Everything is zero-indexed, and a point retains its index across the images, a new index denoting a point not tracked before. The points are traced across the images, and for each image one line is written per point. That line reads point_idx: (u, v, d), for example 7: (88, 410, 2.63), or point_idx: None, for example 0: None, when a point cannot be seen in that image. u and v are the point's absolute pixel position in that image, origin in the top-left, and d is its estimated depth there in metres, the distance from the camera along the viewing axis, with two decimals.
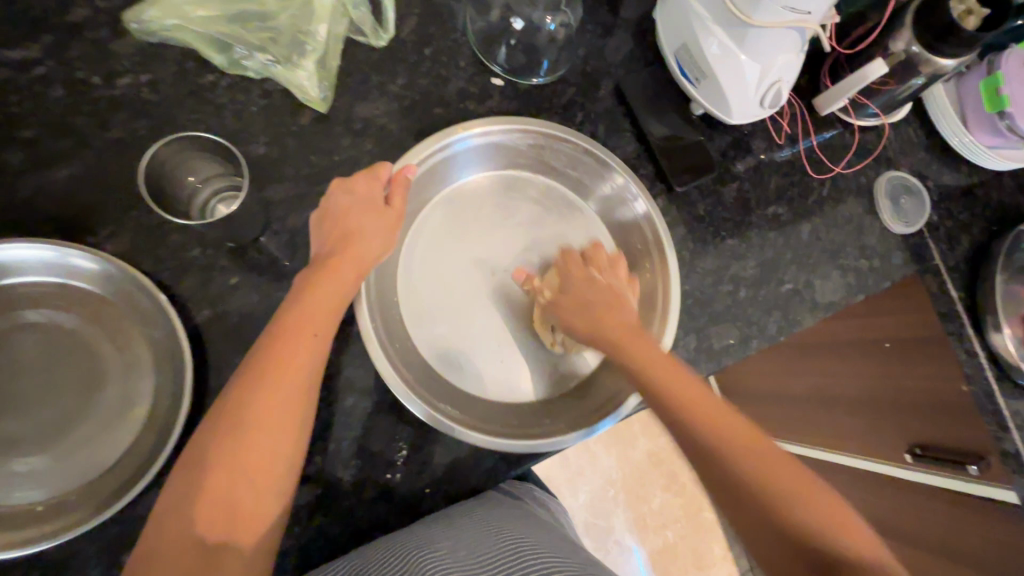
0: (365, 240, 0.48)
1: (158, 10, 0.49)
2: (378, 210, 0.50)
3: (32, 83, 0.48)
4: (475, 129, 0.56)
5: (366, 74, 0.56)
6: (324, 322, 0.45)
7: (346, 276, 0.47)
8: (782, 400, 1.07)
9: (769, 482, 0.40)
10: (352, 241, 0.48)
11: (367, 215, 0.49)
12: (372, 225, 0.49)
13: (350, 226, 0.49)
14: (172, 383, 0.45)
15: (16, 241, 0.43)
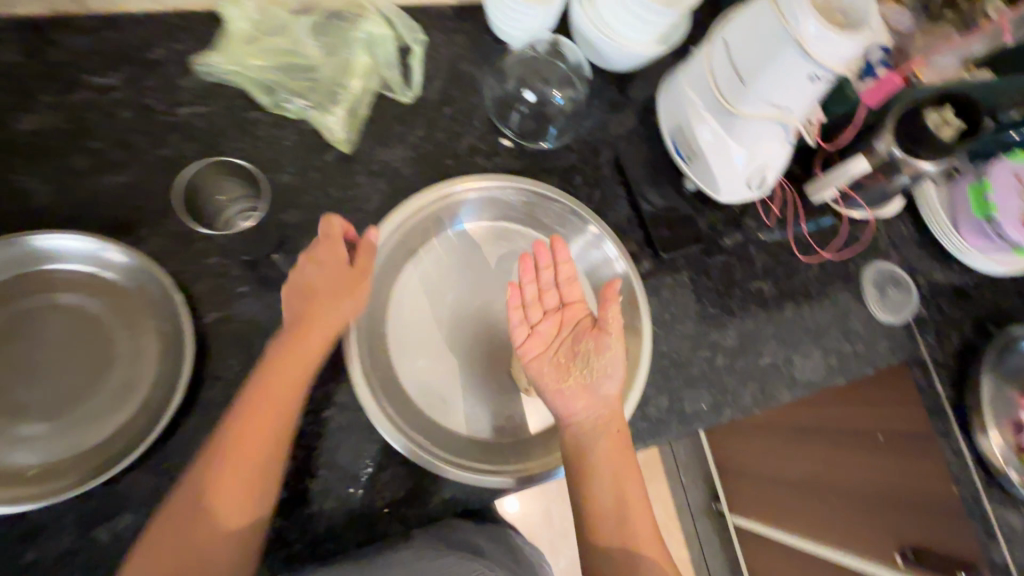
0: (338, 302, 0.52)
1: (220, 57, 0.58)
2: (348, 273, 0.53)
3: (107, 105, 0.57)
4: (472, 183, 0.63)
5: (390, 123, 0.63)
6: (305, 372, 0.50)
7: (322, 334, 0.51)
8: (774, 481, 1.07)
9: (609, 503, 0.51)
10: (319, 305, 0.52)
11: (341, 280, 0.53)
12: (345, 289, 0.53)
13: (322, 293, 0.52)
14: (171, 373, 0.50)
15: (65, 232, 0.50)
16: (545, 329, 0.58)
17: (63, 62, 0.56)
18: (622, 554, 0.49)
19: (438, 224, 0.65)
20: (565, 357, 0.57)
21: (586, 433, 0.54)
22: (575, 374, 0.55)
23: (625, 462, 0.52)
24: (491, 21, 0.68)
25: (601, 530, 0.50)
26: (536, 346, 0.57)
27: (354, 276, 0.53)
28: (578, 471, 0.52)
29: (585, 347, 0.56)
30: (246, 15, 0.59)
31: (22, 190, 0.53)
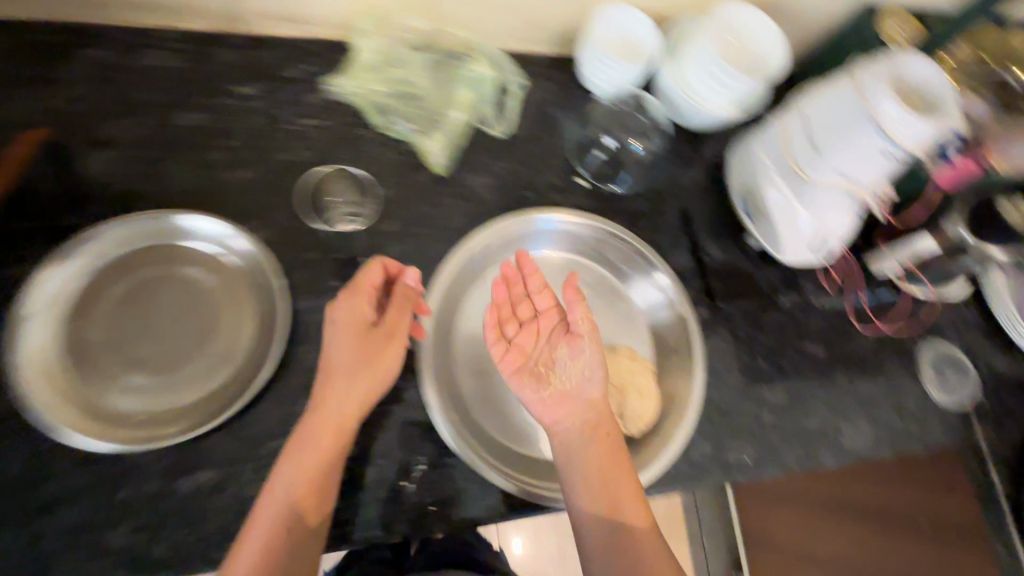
0: (365, 373, 0.54)
1: (344, 80, 0.66)
2: (374, 339, 0.55)
3: (243, 109, 0.65)
4: (552, 215, 0.68)
5: (480, 153, 0.70)
6: (332, 441, 0.51)
7: (345, 403, 0.52)
8: (792, 556, 1.02)
9: (602, 498, 0.52)
10: (340, 379, 0.53)
11: (365, 348, 0.55)
12: (372, 359, 0.55)
13: (345, 364, 0.54)
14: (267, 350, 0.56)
15: (203, 215, 0.57)
16: (524, 341, 0.61)
17: (215, 71, 0.65)
18: (618, 546, 0.51)
19: (508, 248, 0.69)
20: (543, 366, 0.59)
21: (574, 437, 0.55)
22: (554, 383, 0.58)
23: (615, 457, 0.54)
24: (580, 70, 0.74)
25: (600, 526, 0.52)
26: (514, 360, 0.60)
27: (381, 339, 0.56)
28: (568, 476, 0.54)
29: (559, 354, 0.59)
30: (373, 47, 0.67)
31: (165, 174, 0.60)
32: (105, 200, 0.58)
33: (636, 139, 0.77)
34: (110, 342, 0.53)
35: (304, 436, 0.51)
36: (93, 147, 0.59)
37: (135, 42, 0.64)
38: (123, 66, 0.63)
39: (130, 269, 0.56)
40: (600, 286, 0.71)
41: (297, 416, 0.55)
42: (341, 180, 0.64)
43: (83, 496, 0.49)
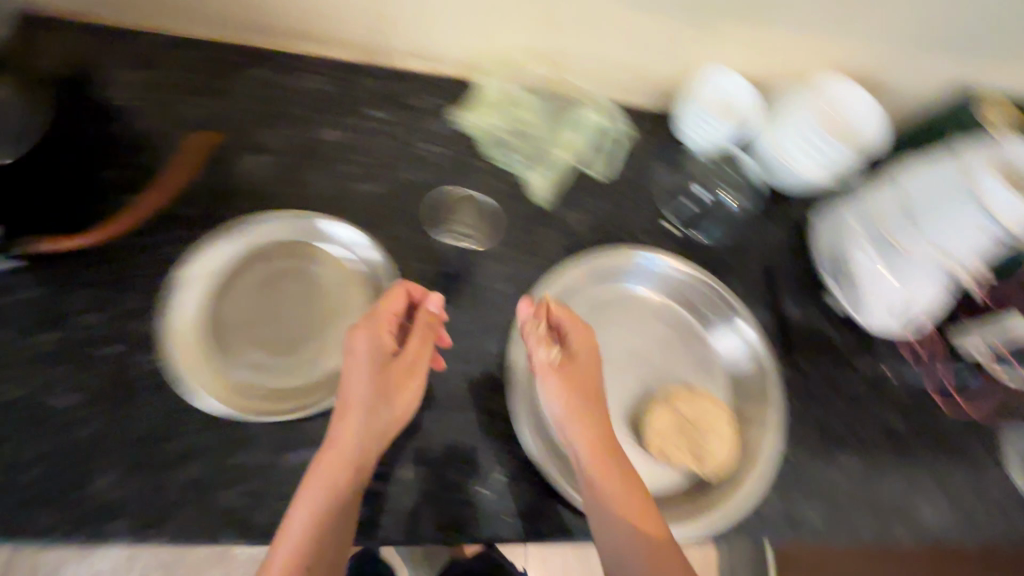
0: (389, 404, 0.55)
1: (466, 113, 0.74)
2: (395, 371, 0.57)
3: (374, 130, 0.72)
4: (646, 253, 0.70)
5: (578, 191, 0.75)
6: (354, 469, 0.52)
7: (364, 434, 0.53)
8: None
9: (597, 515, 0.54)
10: (362, 413, 0.54)
11: (387, 379, 0.56)
12: (394, 391, 0.56)
13: (368, 397, 0.55)
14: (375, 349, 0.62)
15: (338, 222, 0.65)
16: None
17: (356, 94, 0.73)
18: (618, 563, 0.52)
19: (610, 279, 0.72)
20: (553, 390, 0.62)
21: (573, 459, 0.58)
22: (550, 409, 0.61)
23: (606, 478, 0.55)
24: (677, 127, 0.79)
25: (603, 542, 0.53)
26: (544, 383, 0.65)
27: (402, 371, 0.57)
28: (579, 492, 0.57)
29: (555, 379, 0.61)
30: (495, 87, 0.74)
31: (305, 180, 0.68)
32: (253, 196, 0.66)
33: (724, 192, 0.81)
34: (242, 320, 0.61)
35: (329, 468, 0.51)
36: (249, 150, 0.68)
37: (295, 64, 0.73)
38: (282, 85, 0.72)
39: (269, 260, 0.64)
40: (688, 334, 0.72)
41: None
42: (474, 211, 0.71)
43: (205, 455, 0.54)
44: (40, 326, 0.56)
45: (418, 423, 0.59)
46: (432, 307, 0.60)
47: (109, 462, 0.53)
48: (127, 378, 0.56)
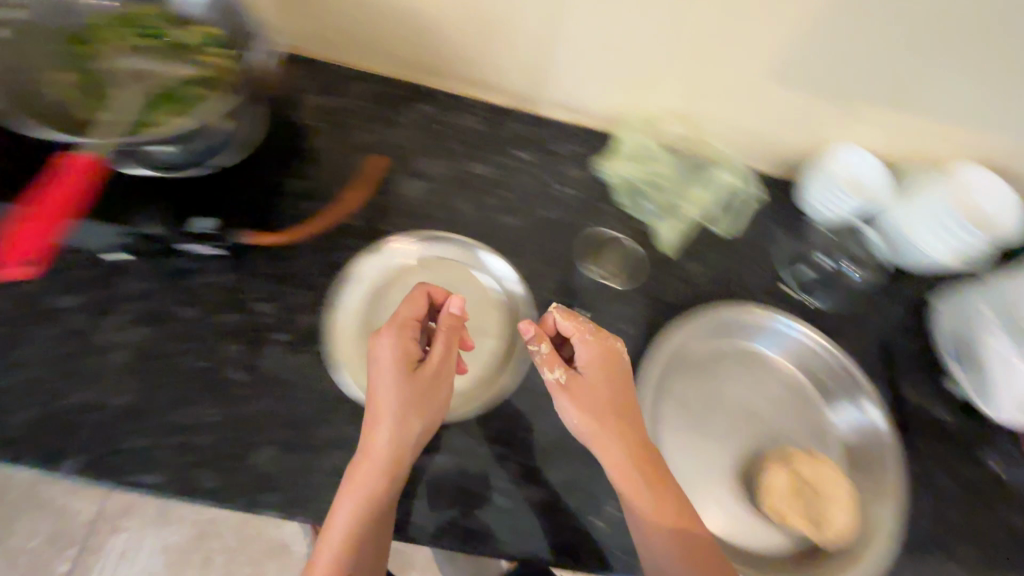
0: (418, 410, 0.56)
1: (609, 163, 0.79)
2: (422, 378, 0.57)
3: (518, 169, 0.79)
4: (773, 315, 0.70)
5: (700, 246, 0.78)
6: (390, 469, 0.53)
7: (395, 438, 0.54)
8: None
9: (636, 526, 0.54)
10: (395, 419, 0.55)
11: (416, 386, 0.57)
12: (424, 397, 0.57)
13: (400, 404, 0.55)
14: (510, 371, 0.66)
15: (493, 254, 0.72)
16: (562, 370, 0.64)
17: (504, 137, 0.81)
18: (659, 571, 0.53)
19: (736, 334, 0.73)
20: None
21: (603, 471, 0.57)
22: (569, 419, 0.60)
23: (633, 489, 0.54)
24: (801, 198, 0.81)
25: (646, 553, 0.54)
26: None
27: (430, 376, 0.58)
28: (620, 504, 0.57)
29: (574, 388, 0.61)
30: (634, 143, 0.79)
31: (454, 207, 0.75)
32: (409, 216, 0.73)
33: (854, 267, 0.81)
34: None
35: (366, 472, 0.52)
36: (409, 175, 0.76)
37: (455, 105, 0.81)
38: (442, 121, 0.80)
39: (422, 277, 0.70)
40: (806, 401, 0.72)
41: (519, 430, 0.63)
42: (621, 264, 0.75)
43: (351, 444, 0.59)
44: (225, 308, 0.63)
45: (540, 445, 0.63)
46: (454, 306, 0.61)
47: (272, 438, 0.58)
48: (294, 364, 0.62)
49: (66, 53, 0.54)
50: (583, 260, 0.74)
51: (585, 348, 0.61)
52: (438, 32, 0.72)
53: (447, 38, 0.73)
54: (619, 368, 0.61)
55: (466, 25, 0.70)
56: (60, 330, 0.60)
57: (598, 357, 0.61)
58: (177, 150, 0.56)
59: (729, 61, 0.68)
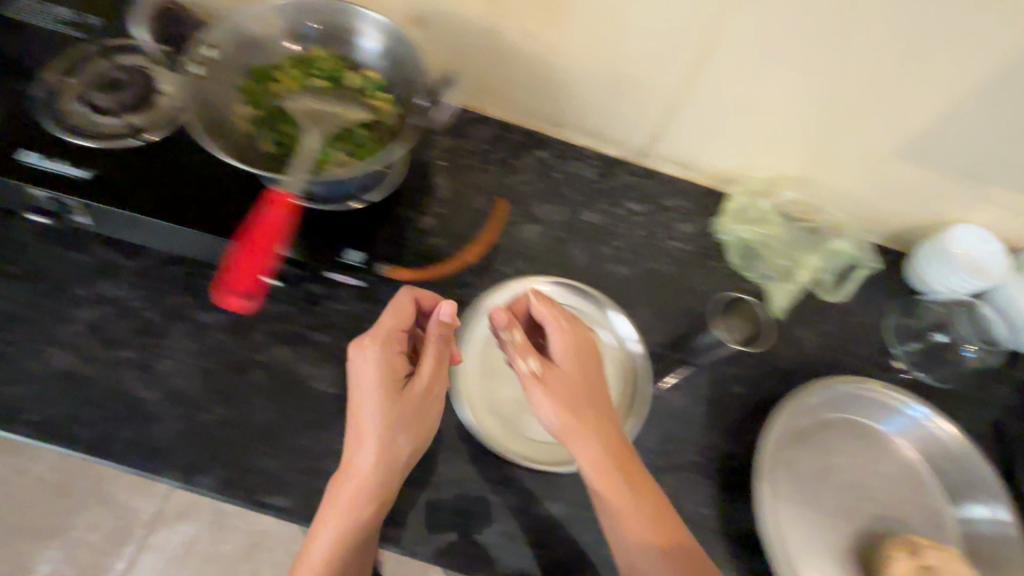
0: (408, 431, 0.56)
1: (725, 219, 0.80)
2: (410, 398, 0.56)
3: (631, 220, 0.80)
4: (894, 394, 0.68)
5: (808, 312, 0.78)
6: (376, 486, 0.54)
7: (379, 459, 0.54)
8: None
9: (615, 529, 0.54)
10: (383, 442, 0.55)
11: (405, 408, 0.56)
12: (413, 418, 0.56)
13: (387, 426, 0.55)
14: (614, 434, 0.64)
15: (622, 317, 0.68)
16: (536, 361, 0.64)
17: (616, 187, 0.83)
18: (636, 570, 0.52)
19: (856, 411, 0.70)
20: None
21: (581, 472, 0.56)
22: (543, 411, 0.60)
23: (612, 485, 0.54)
24: (913, 273, 0.80)
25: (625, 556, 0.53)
26: None
27: (419, 396, 0.57)
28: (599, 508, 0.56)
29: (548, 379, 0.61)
30: (749, 203, 0.79)
31: (568, 252, 0.76)
32: (526, 258, 0.74)
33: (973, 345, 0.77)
34: None
35: (356, 497, 0.53)
36: (526, 219, 0.78)
37: (569, 153, 0.84)
38: (557, 168, 0.82)
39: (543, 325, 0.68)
40: (925, 492, 0.68)
41: None
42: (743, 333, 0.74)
43: (468, 484, 0.61)
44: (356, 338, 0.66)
45: None
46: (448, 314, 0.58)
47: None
48: None
49: (253, 96, 0.58)
50: (712, 314, 0.75)
51: (558, 342, 0.60)
52: (573, 84, 0.75)
53: (581, 92, 0.76)
54: (589, 365, 0.61)
55: (604, 80, 0.73)
56: (202, 346, 0.62)
57: (569, 351, 0.60)
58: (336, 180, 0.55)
59: (865, 133, 0.69)
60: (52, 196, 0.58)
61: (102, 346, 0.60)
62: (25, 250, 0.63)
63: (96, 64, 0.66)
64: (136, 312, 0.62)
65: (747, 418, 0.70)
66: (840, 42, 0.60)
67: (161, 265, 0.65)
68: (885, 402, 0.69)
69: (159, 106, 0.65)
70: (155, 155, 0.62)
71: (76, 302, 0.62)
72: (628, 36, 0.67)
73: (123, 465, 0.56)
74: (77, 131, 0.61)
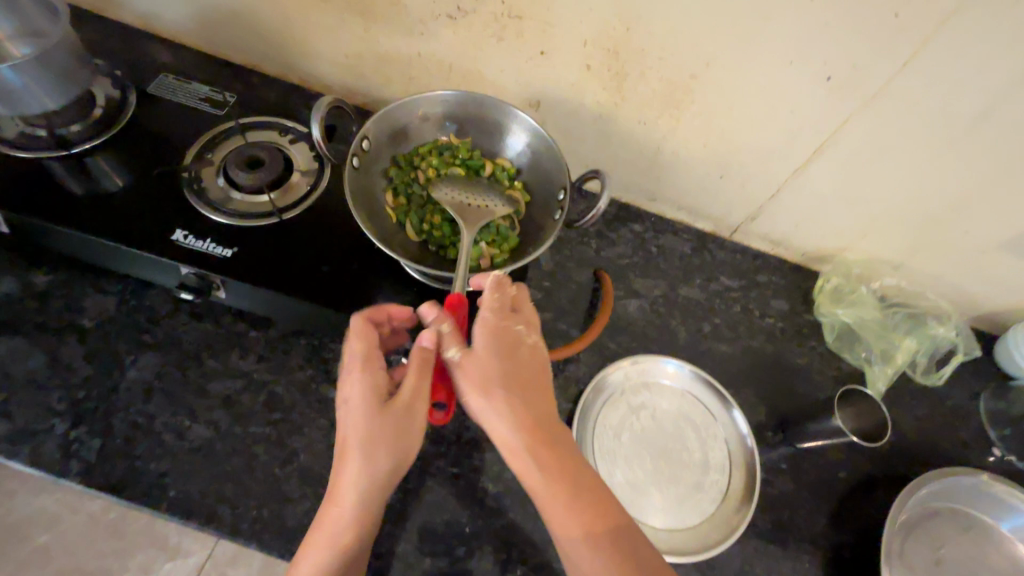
0: (387, 453, 0.47)
1: (821, 297, 0.82)
2: (390, 417, 0.48)
3: (727, 297, 0.82)
4: (1004, 488, 0.68)
5: (905, 394, 0.79)
6: (362, 516, 0.47)
7: (362, 495, 0.47)
8: None
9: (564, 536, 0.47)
10: (356, 463, 0.47)
11: (382, 427, 0.47)
12: (393, 439, 0.48)
13: (360, 447, 0.47)
14: (726, 524, 0.65)
15: (737, 413, 0.71)
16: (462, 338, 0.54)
17: (710, 263, 0.85)
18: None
19: (970, 502, 0.70)
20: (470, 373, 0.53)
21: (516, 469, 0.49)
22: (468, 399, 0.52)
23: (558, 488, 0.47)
24: (1005, 356, 0.81)
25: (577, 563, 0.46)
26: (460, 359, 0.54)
27: (399, 415, 0.48)
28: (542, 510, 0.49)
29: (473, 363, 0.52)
30: (846, 286, 0.81)
31: (670, 329, 0.78)
32: (630, 334, 0.76)
33: None
34: (634, 455, 0.67)
35: (331, 523, 0.47)
36: (626, 294, 0.79)
37: (663, 228, 0.86)
38: (654, 243, 0.84)
39: (658, 409, 0.70)
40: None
41: (749, 572, 0.64)
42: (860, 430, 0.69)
43: None
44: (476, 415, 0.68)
45: None
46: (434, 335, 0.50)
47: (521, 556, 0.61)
48: None
49: (400, 186, 0.62)
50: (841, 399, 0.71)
51: (486, 328, 0.50)
52: (679, 168, 0.77)
53: (685, 175, 0.78)
54: (520, 348, 0.51)
55: (710, 166, 0.75)
56: (328, 421, 0.63)
57: (494, 336, 0.50)
58: (505, 266, 0.57)
59: (965, 231, 0.71)
60: (195, 273, 0.61)
61: (236, 419, 0.61)
62: (161, 320, 0.65)
63: (233, 143, 0.69)
64: (266, 385, 0.64)
65: (856, 504, 0.70)
66: (951, 156, 0.63)
67: (288, 337, 0.67)
68: (1003, 496, 0.68)
69: (294, 186, 0.67)
70: (292, 233, 0.65)
71: (210, 374, 0.63)
72: (743, 132, 0.69)
73: (260, 545, 0.56)
74: (223, 210, 0.64)
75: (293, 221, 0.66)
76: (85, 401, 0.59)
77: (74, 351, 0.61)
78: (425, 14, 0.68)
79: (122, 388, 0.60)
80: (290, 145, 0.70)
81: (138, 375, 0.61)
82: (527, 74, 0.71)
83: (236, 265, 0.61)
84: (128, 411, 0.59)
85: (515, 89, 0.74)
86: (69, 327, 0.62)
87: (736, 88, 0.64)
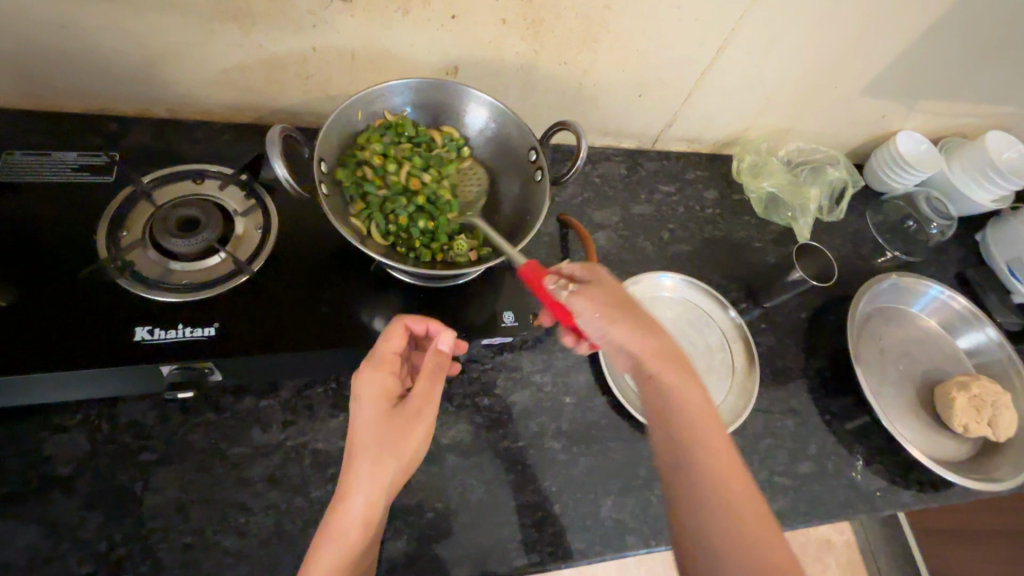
0: (396, 452, 0.49)
1: (742, 180, 0.94)
2: (402, 419, 0.50)
3: (671, 202, 0.90)
4: (908, 278, 0.88)
5: (818, 236, 0.96)
6: (380, 501, 0.49)
7: (379, 482, 0.48)
8: None
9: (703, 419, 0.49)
10: (369, 461, 0.48)
11: (396, 428, 0.49)
12: (405, 440, 0.50)
13: (374, 445, 0.48)
14: (744, 387, 0.75)
15: (719, 297, 0.81)
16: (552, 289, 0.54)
17: (646, 177, 0.91)
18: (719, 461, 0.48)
19: (895, 298, 0.89)
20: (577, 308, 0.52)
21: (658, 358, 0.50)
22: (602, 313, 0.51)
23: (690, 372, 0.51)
24: (873, 178, 1.00)
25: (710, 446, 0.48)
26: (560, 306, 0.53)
27: (408, 420, 0.50)
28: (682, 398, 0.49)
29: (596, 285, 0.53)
30: (757, 161, 0.94)
31: (639, 247, 0.84)
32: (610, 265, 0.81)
33: (936, 223, 0.96)
34: None
35: (342, 517, 0.47)
36: (592, 228, 0.84)
37: (598, 156, 0.90)
38: (595, 174, 0.88)
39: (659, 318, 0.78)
40: (955, 350, 0.87)
41: (772, 418, 0.76)
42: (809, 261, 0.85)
43: None
44: (514, 388, 0.69)
45: (791, 427, 0.76)
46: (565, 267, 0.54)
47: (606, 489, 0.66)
48: (589, 419, 0.69)
49: (367, 192, 0.60)
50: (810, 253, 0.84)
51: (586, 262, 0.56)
52: (602, 98, 0.80)
53: (609, 103, 0.81)
54: None
55: (630, 88, 0.79)
56: None
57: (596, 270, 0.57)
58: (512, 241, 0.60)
59: (839, 83, 0.83)
60: (179, 366, 0.52)
61: (293, 493, 0.57)
62: (153, 431, 0.56)
63: (147, 209, 0.59)
64: (306, 447, 0.59)
65: (820, 333, 0.85)
66: (824, 26, 0.73)
67: (304, 391, 0.62)
68: (916, 287, 0.88)
69: (245, 235, 0.60)
70: (265, 284, 0.58)
71: (243, 461, 0.57)
72: (657, 48, 0.73)
73: None
74: (178, 285, 0.55)
75: (262, 271, 0.59)
76: (114, 551, 0.51)
77: (66, 506, 0.51)
78: (315, 2, 0.60)
79: (149, 518, 0.53)
80: (218, 192, 0.62)
81: (161, 496, 0.54)
82: (439, 42, 0.68)
83: (226, 341, 0.54)
84: (170, 538, 0.52)
85: (431, 59, 0.70)
86: (43, 485, 0.52)
87: (643, 8, 0.67)
